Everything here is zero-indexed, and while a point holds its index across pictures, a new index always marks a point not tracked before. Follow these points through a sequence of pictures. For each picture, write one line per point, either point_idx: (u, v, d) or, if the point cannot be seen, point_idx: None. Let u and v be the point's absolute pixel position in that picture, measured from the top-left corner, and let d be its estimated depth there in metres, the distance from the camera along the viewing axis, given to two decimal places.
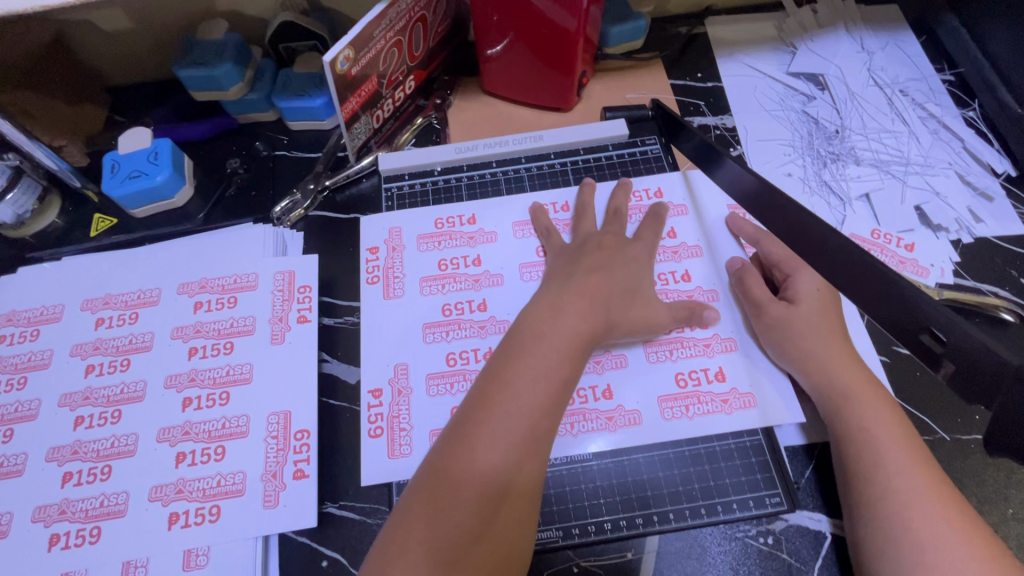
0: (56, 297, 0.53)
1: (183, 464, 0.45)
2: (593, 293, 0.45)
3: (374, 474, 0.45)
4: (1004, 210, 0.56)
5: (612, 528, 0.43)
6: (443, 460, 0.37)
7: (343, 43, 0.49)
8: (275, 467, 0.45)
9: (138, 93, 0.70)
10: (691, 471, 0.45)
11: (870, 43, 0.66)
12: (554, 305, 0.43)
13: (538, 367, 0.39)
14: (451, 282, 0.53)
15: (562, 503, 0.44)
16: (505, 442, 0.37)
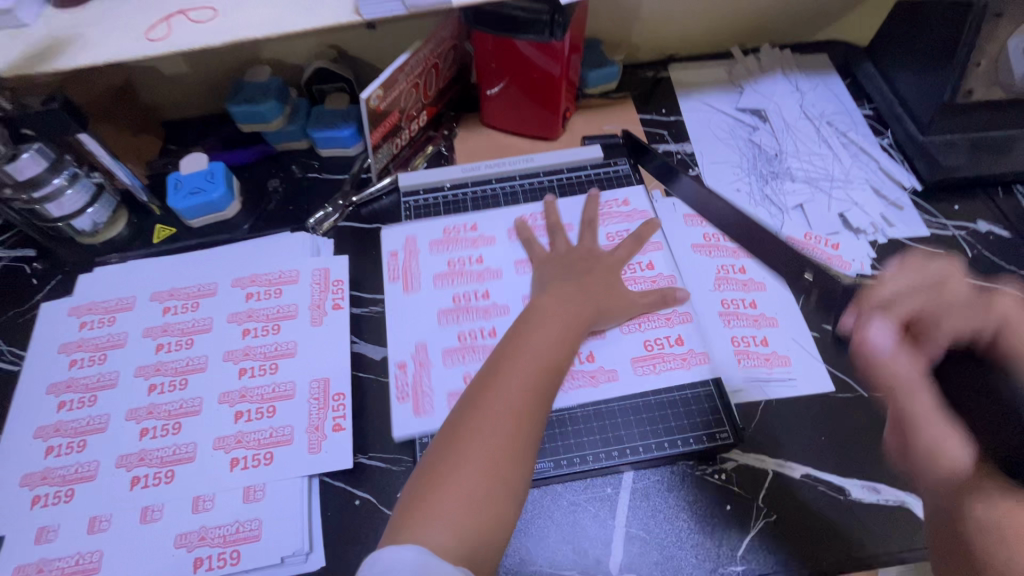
0: (129, 290, 0.63)
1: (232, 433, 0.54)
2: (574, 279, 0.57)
3: (403, 430, 0.55)
4: (912, 217, 0.68)
5: (593, 459, 0.53)
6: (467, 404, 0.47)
7: (375, 85, 0.61)
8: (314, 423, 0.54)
9: (189, 125, 0.82)
10: (656, 414, 0.55)
11: (803, 84, 0.81)
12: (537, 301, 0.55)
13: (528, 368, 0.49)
14: (459, 276, 0.64)
15: (553, 441, 0.54)
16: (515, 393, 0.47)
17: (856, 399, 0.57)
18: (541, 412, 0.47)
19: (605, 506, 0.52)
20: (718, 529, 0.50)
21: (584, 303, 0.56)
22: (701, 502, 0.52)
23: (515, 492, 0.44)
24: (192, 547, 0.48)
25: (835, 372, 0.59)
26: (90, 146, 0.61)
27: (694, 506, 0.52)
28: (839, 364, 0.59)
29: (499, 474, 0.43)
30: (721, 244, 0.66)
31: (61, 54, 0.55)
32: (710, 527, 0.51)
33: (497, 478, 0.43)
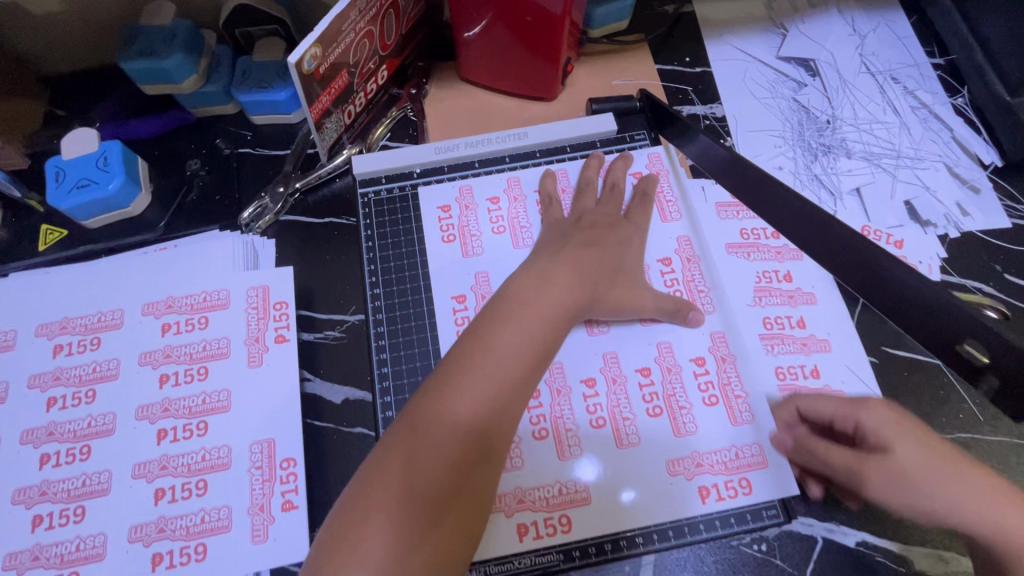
0: (5, 322, 0.49)
1: (528, 536, 0.42)
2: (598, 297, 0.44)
3: None
4: (991, 203, 0.56)
5: (598, 551, 0.42)
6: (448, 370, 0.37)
7: (309, 42, 0.44)
8: (518, 526, 0.42)
9: (78, 82, 0.63)
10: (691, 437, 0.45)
11: (862, 24, 0.64)
12: (542, 277, 0.43)
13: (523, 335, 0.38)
14: (459, 240, 0.52)
15: (544, 510, 0.43)
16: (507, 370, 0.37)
17: None
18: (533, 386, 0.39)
19: None
20: None
21: (589, 299, 0.44)
22: None
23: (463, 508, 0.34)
24: None
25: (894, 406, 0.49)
26: None
27: None
28: (903, 398, 0.49)
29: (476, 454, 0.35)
30: (763, 244, 0.53)
31: None
32: None
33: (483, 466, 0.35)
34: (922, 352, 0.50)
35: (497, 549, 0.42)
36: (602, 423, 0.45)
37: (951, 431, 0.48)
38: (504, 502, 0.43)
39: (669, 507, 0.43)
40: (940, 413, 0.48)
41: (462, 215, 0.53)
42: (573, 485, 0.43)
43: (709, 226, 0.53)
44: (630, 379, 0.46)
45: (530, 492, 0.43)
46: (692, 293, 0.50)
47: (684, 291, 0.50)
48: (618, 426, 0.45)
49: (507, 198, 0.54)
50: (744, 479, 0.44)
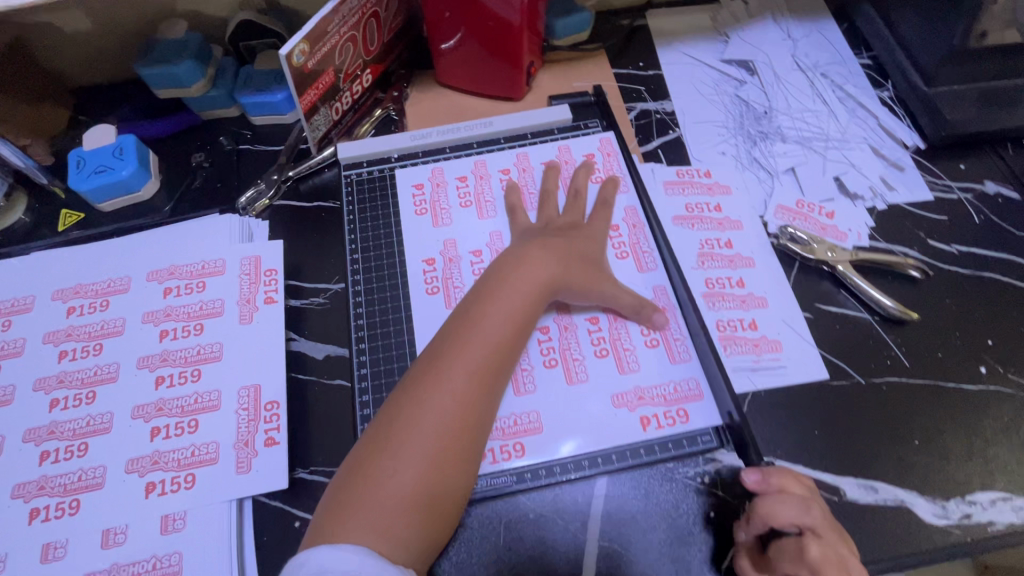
0: (27, 288, 0.55)
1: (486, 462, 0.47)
2: (551, 254, 0.50)
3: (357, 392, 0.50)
4: (914, 179, 0.62)
5: (548, 473, 0.47)
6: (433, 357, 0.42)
7: (299, 38, 0.52)
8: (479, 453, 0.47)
9: (100, 92, 0.71)
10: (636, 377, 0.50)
11: (796, 31, 0.72)
12: (519, 260, 0.49)
13: (490, 333, 0.43)
14: (431, 214, 0.58)
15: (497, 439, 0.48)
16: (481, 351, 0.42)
17: (851, 386, 0.52)
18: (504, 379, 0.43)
19: (575, 519, 0.46)
20: (702, 541, 0.45)
21: (560, 282, 0.49)
22: (682, 512, 0.46)
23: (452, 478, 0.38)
24: None
25: (827, 355, 0.53)
26: None
27: (675, 515, 0.46)
28: (836, 348, 0.53)
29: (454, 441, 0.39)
30: (706, 215, 0.59)
31: None
32: (690, 539, 0.45)
33: (465, 441, 0.39)
34: (852, 307, 0.55)
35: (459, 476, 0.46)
36: (555, 365, 0.50)
37: (879, 375, 0.52)
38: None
39: (613, 435, 0.48)
40: (870, 359, 0.53)
41: (433, 192, 0.59)
42: (530, 420, 0.48)
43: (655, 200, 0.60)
44: (582, 330, 0.52)
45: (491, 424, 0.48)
46: (638, 254, 0.56)
47: (630, 253, 0.56)
48: (569, 366, 0.50)
49: (474, 177, 0.60)
50: (682, 409, 0.49)
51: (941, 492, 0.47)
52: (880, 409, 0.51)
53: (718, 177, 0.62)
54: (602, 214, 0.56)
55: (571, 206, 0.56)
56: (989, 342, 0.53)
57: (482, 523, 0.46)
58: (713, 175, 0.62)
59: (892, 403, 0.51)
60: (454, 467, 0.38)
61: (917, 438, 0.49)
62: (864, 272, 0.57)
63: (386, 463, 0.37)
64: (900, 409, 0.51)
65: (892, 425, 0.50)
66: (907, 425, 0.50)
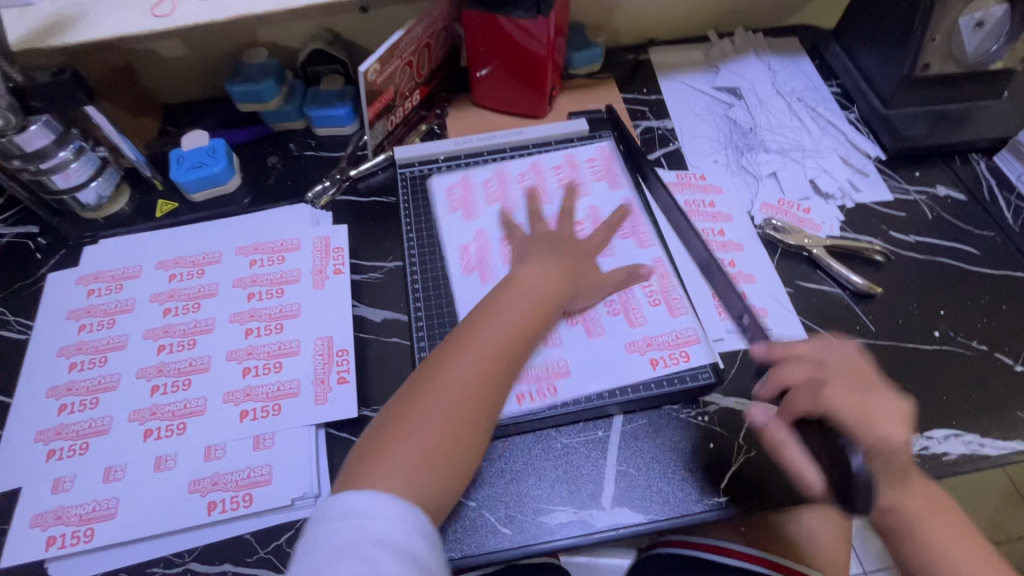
0: (135, 260, 0.65)
1: (522, 402, 0.55)
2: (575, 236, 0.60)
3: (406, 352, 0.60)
4: (877, 182, 0.73)
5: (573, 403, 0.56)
6: (456, 343, 0.48)
7: (373, 59, 0.65)
8: (516, 394, 0.56)
9: (186, 107, 0.84)
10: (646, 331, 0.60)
11: (775, 64, 0.85)
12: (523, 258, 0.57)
13: (497, 333, 0.49)
14: (462, 208, 0.69)
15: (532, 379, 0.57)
16: (494, 339, 0.48)
17: None
18: (516, 367, 0.49)
19: (596, 447, 0.56)
20: (703, 464, 0.54)
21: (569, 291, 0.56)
22: (686, 443, 0.56)
23: (469, 447, 0.45)
24: (205, 491, 0.51)
25: (807, 322, 0.63)
26: (97, 120, 0.63)
27: (680, 445, 0.56)
28: (813, 316, 0.64)
29: (467, 416, 0.45)
30: (703, 209, 0.71)
31: (65, 32, 0.58)
32: (693, 464, 0.54)
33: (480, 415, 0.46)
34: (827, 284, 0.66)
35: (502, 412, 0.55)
36: (576, 321, 0.60)
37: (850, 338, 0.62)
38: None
39: (626, 373, 0.57)
40: (841, 326, 0.63)
41: (464, 191, 0.70)
42: (559, 364, 0.58)
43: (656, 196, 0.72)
44: (597, 291, 0.62)
45: (533, 375, 0.57)
46: (641, 235, 0.67)
47: (633, 234, 0.66)
48: (588, 322, 0.60)
49: (505, 173, 0.72)
50: (684, 351, 0.58)
51: None
52: None
53: (711, 179, 0.74)
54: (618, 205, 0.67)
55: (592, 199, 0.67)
56: (942, 312, 0.63)
57: (517, 449, 0.55)
58: (707, 178, 0.74)
59: None
60: (466, 439, 0.45)
61: None
62: (836, 256, 0.68)
63: (407, 433, 0.43)
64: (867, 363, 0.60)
65: None
66: None
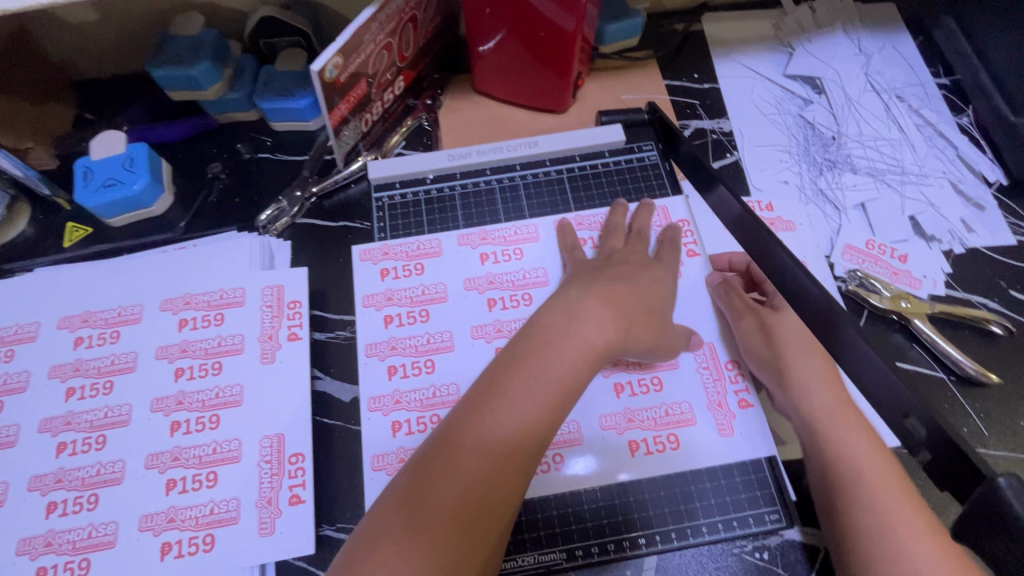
0: (30, 315, 0.50)
1: (640, 452, 0.45)
2: (614, 309, 0.43)
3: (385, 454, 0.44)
4: (995, 220, 0.56)
5: (596, 552, 0.43)
6: (479, 399, 0.38)
7: (332, 51, 0.47)
8: (629, 443, 0.45)
9: (107, 88, 0.65)
10: (691, 446, 0.45)
11: (868, 44, 0.66)
12: (571, 316, 0.42)
13: (549, 379, 0.38)
14: (412, 268, 0.51)
15: (533, 512, 0.44)
16: (545, 387, 0.38)
17: None
18: (542, 442, 0.37)
19: None
20: None
21: (621, 341, 0.42)
22: None
23: (487, 538, 0.34)
24: None
25: None
26: None
27: None
28: None
29: (456, 534, 0.34)
30: None
31: None
32: None
33: (487, 509, 0.35)
34: (927, 365, 0.51)
35: (553, 527, 0.43)
36: (610, 424, 0.46)
37: None
38: (614, 421, 0.46)
39: (669, 473, 0.45)
40: None
41: (412, 248, 0.52)
42: (643, 382, 0.47)
43: (714, 234, 0.54)
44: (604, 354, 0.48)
45: (638, 412, 0.46)
46: (697, 288, 0.51)
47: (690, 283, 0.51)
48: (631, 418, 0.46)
49: (520, 197, 0.55)
50: (731, 418, 0.46)
51: None
52: None
53: (781, 211, 0.57)
54: (665, 256, 0.50)
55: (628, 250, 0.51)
56: None
57: None
58: (774, 208, 0.57)
59: None
60: (480, 533, 0.34)
61: None
62: (940, 325, 0.52)
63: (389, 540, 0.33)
64: None
65: None
66: None
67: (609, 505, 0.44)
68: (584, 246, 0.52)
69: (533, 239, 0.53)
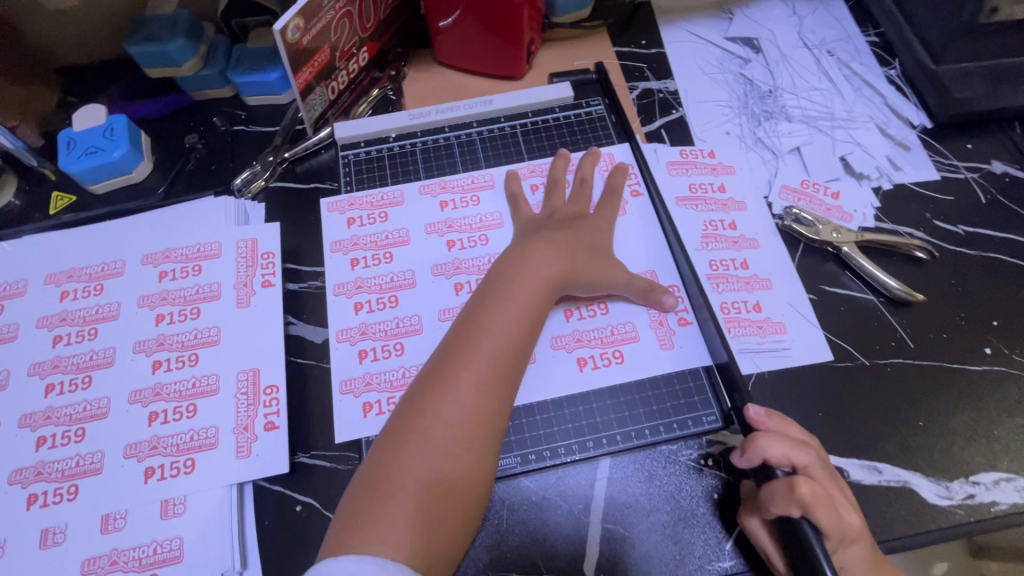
0: (18, 273, 0.54)
1: (588, 367, 0.49)
2: (556, 249, 0.48)
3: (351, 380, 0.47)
4: (920, 158, 0.61)
5: (550, 455, 0.47)
6: (453, 347, 0.42)
7: (292, 13, 0.51)
8: (578, 359, 0.49)
9: (89, 72, 0.69)
10: (640, 364, 0.49)
11: (802, 8, 0.71)
12: (520, 261, 0.47)
13: (511, 321, 0.43)
14: (377, 215, 0.55)
15: None
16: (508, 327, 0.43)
17: (853, 368, 0.51)
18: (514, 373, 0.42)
19: (578, 501, 0.46)
20: (707, 524, 0.44)
21: (569, 275, 0.48)
22: (684, 493, 0.46)
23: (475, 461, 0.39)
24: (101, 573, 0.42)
25: (834, 338, 0.53)
26: None
27: (676, 497, 0.46)
28: (839, 329, 0.53)
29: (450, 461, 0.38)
30: (710, 196, 0.58)
31: None
32: (695, 521, 0.45)
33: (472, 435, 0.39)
34: (858, 290, 0.55)
35: (510, 440, 0.47)
36: (562, 344, 0.49)
37: (884, 357, 0.52)
38: (564, 341, 0.49)
39: (616, 387, 0.48)
40: (876, 342, 0.52)
41: (377, 197, 0.56)
42: (590, 307, 0.51)
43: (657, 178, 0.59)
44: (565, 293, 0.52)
45: (587, 333, 0.50)
46: (640, 225, 0.55)
47: (635, 219, 0.56)
48: (581, 340, 0.50)
49: (478, 152, 0.59)
50: (672, 334, 0.50)
51: (946, 472, 0.47)
52: (883, 391, 0.50)
53: (722, 157, 0.61)
54: (610, 197, 0.55)
55: (575, 194, 0.55)
56: (995, 323, 0.53)
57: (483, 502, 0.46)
58: (716, 155, 0.61)
59: (897, 384, 0.50)
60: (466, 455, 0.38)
61: (921, 420, 0.49)
62: (869, 253, 0.56)
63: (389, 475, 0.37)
64: (901, 387, 0.50)
65: (898, 409, 0.49)
66: (911, 408, 0.49)
67: (562, 417, 0.48)
68: (534, 191, 0.57)
69: (489, 186, 0.57)
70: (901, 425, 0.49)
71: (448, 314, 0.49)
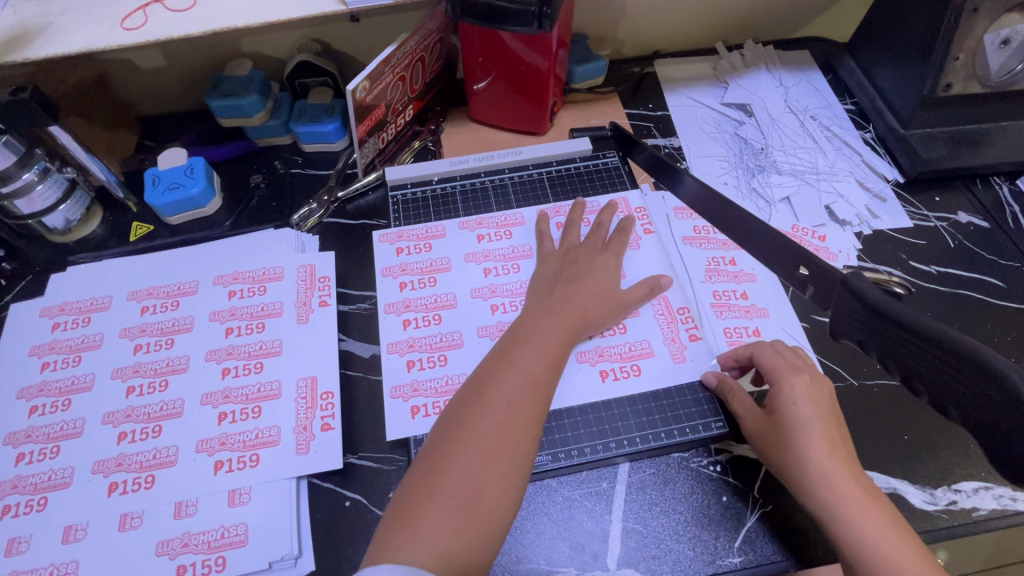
0: (103, 290, 0.61)
1: (609, 378, 0.55)
2: (576, 294, 0.55)
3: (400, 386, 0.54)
4: (896, 208, 0.70)
5: (579, 453, 0.52)
6: (484, 377, 0.46)
7: (362, 77, 0.60)
8: (600, 371, 0.56)
9: (166, 120, 0.79)
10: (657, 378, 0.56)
11: (787, 80, 0.82)
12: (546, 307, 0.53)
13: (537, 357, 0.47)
14: (424, 245, 0.63)
15: None
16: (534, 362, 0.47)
17: (843, 387, 0.57)
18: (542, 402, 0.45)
19: (601, 499, 0.51)
20: (717, 524, 0.50)
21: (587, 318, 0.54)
22: (696, 495, 0.51)
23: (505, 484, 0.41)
24: (174, 554, 0.46)
25: (824, 361, 0.59)
26: (62, 139, 0.59)
27: (690, 498, 0.51)
28: (830, 353, 0.59)
29: (484, 483, 0.40)
30: (712, 237, 0.66)
31: (32, 43, 0.53)
32: (707, 521, 0.50)
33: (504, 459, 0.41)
34: None
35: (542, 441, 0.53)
36: (586, 358, 0.56)
37: (871, 378, 0.58)
38: (588, 355, 0.56)
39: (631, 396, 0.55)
40: (863, 364, 0.59)
41: (423, 231, 0.64)
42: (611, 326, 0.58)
43: (666, 219, 0.67)
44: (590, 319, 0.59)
45: (608, 348, 0.57)
46: (652, 258, 0.63)
47: (647, 251, 0.64)
48: (603, 355, 0.57)
49: (510, 195, 0.68)
50: (681, 351, 0.57)
51: (930, 480, 0.52)
52: (871, 408, 0.56)
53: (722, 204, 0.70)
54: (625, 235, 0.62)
55: (595, 232, 0.63)
56: None
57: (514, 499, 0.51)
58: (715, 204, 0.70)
59: (883, 403, 0.56)
60: (499, 476, 0.41)
61: (906, 433, 0.55)
62: None
63: (428, 494, 0.39)
64: (887, 405, 0.56)
65: (885, 424, 0.55)
66: (896, 423, 0.55)
67: (587, 422, 0.54)
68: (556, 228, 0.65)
69: (520, 223, 0.65)
70: (889, 439, 0.54)
71: (486, 331, 0.57)
